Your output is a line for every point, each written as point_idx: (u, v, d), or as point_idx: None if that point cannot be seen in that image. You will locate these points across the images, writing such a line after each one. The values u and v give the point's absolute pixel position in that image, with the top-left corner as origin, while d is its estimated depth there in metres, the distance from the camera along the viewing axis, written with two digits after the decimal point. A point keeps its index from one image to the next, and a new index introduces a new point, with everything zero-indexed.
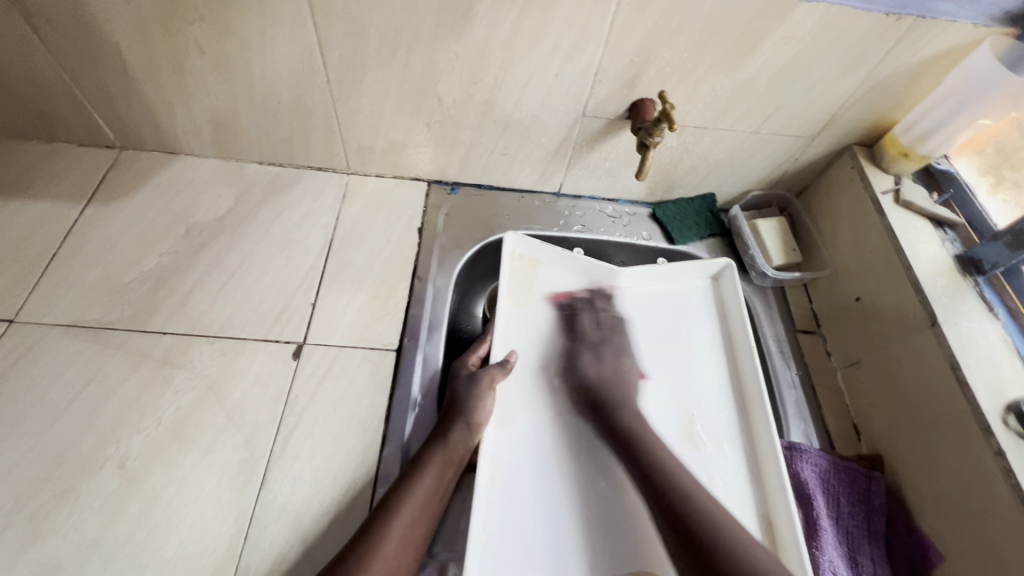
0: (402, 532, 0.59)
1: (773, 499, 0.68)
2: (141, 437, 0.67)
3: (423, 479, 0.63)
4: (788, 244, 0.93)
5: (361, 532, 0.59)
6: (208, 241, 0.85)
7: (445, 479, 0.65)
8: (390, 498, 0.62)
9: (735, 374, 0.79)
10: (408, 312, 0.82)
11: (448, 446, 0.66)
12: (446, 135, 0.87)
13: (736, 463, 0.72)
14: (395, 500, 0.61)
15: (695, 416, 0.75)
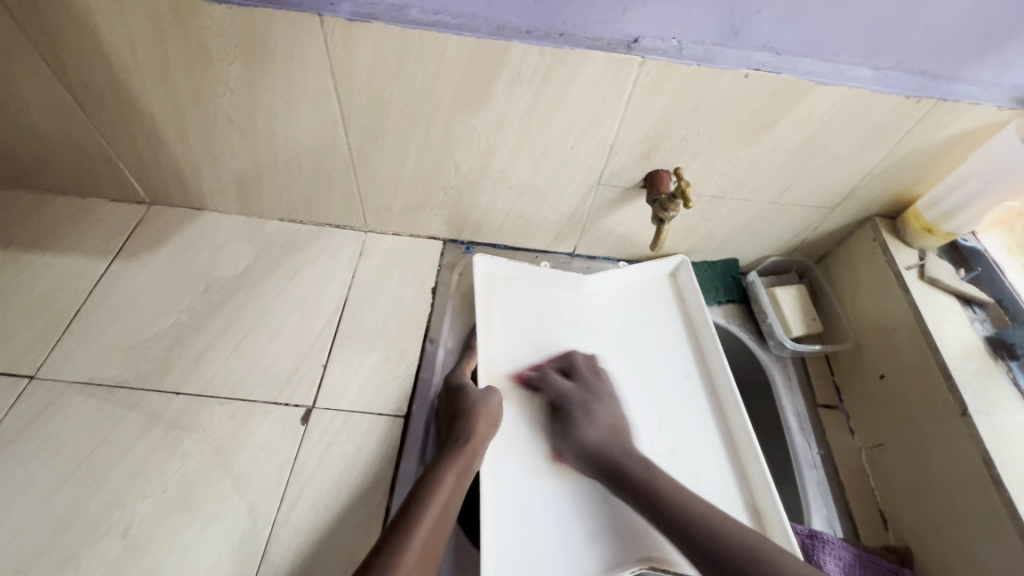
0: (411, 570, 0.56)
1: (777, 537, 0.70)
2: (146, 503, 0.67)
3: (431, 505, 0.61)
4: (808, 314, 0.91)
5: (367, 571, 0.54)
6: (226, 298, 0.86)
7: (452, 506, 0.63)
8: (396, 528, 0.59)
9: (712, 392, 0.84)
10: (418, 376, 0.82)
11: (457, 468, 0.66)
12: (462, 199, 0.88)
13: (721, 466, 0.77)
14: (410, 517, 0.60)
15: (665, 409, 0.82)
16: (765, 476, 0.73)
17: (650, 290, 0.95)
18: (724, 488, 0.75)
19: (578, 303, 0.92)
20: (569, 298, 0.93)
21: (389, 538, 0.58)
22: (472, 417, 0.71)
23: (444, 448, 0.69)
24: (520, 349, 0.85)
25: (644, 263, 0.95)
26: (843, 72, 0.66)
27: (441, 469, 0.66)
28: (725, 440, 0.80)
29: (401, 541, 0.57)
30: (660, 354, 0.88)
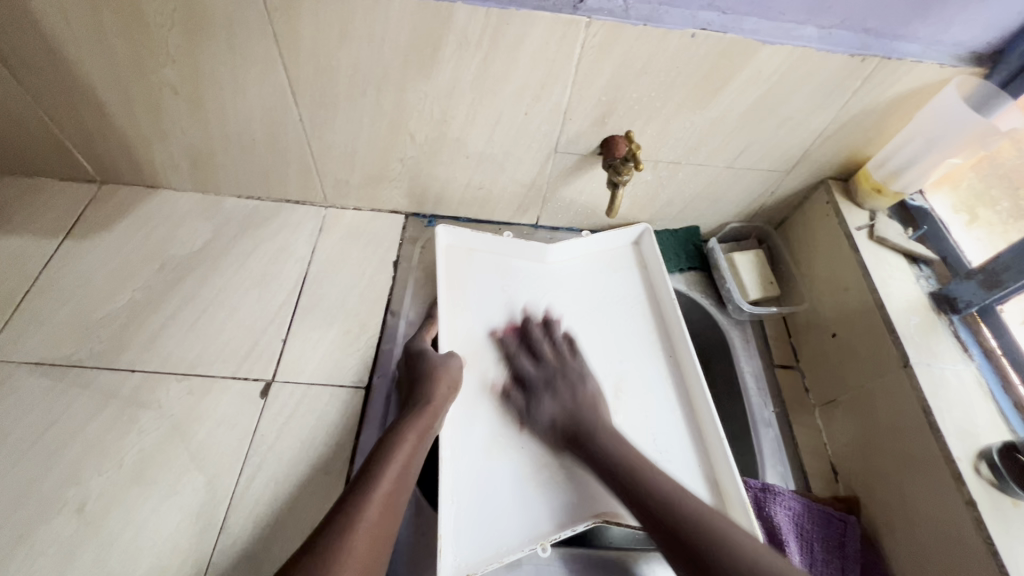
0: (371, 528, 0.56)
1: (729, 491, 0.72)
2: (102, 479, 0.66)
3: (391, 464, 0.62)
4: (765, 278, 0.92)
5: (323, 533, 0.54)
6: (183, 276, 0.85)
7: (412, 469, 0.63)
8: (354, 489, 0.59)
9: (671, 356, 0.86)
10: (379, 348, 0.82)
11: (418, 429, 0.66)
12: (421, 170, 0.88)
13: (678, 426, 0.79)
14: (370, 477, 0.60)
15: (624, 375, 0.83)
16: (718, 433, 0.75)
17: (613, 258, 0.96)
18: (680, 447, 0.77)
19: (540, 272, 0.93)
20: (531, 268, 0.93)
21: (347, 500, 0.58)
22: (432, 383, 0.71)
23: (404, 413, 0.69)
24: (482, 319, 0.85)
25: (606, 232, 0.95)
26: (789, 31, 0.66)
27: (400, 432, 0.66)
28: (682, 401, 0.81)
29: (358, 503, 0.57)
30: (620, 321, 0.89)
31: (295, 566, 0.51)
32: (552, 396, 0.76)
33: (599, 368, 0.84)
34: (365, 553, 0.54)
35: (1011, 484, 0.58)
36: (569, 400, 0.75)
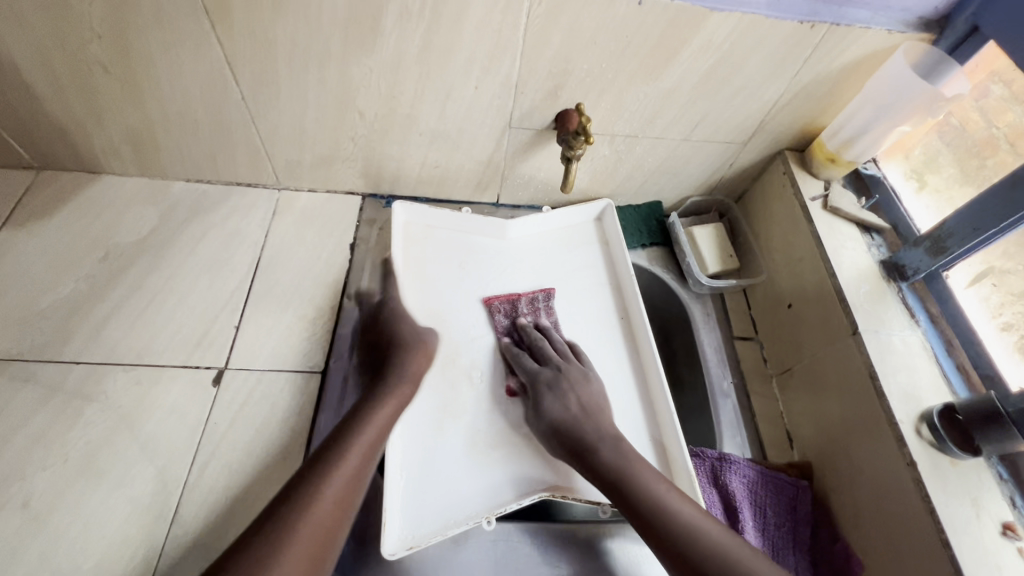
0: (350, 478, 0.58)
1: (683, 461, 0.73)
2: (46, 474, 0.65)
3: (372, 421, 0.64)
4: (725, 251, 0.92)
5: (297, 486, 0.56)
6: (129, 264, 0.82)
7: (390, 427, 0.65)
8: (330, 446, 0.60)
9: (630, 331, 0.86)
10: (335, 332, 0.80)
11: (398, 390, 0.69)
12: (373, 149, 0.85)
13: (635, 399, 0.79)
14: (351, 431, 0.62)
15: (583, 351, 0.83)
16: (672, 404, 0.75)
17: (574, 234, 0.95)
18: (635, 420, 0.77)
19: (500, 250, 0.92)
20: (491, 246, 0.92)
21: (322, 455, 0.59)
22: (412, 353, 0.73)
23: (382, 377, 0.70)
24: (440, 298, 0.84)
25: (567, 208, 0.95)
26: None
27: (381, 396, 0.67)
28: (639, 375, 0.82)
29: (333, 459, 0.59)
30: (578, 297, 0.89)
31: (268, 518, 0.53)
32: (554, 396, 0.72)
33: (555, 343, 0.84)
34: (342, 502, 0.56)
35: (949, 444, 0.60)
36: (573, 408, 0.71)
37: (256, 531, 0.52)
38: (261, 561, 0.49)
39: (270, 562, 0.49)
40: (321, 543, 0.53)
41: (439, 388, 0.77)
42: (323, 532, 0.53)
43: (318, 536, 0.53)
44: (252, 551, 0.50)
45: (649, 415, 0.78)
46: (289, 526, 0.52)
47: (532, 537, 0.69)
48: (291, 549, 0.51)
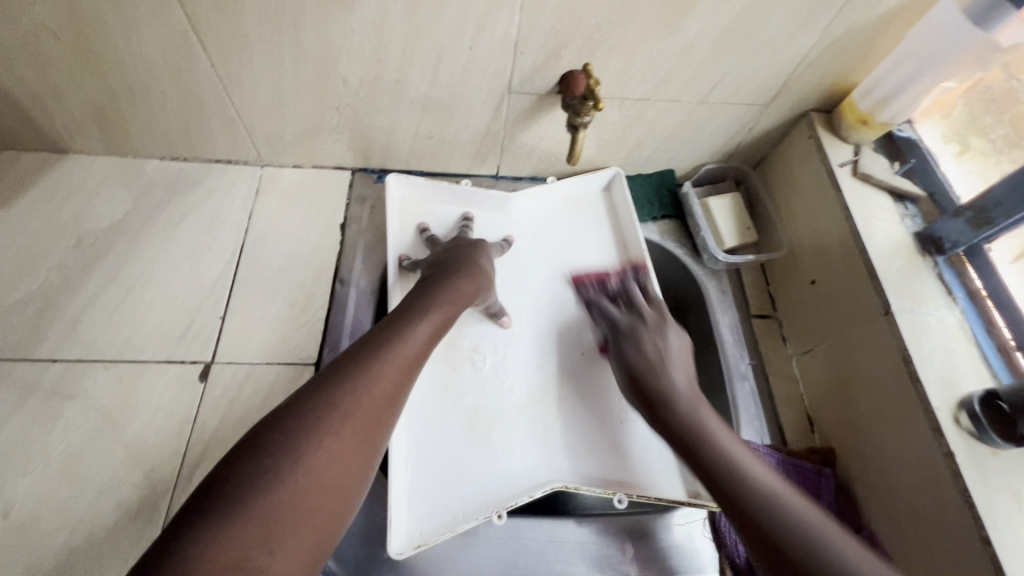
0: (375, 400, 0.47)
1: None
2: (27, 480, 0.61)
3: (406, 342, 0.53)
4: (743, 223, 0.86)
5: (295, 413, 0.44)
6: (103, 251, 0.76)
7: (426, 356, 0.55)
8: (341, 373, 0.48)
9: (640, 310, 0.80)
10: (328, 320, 0.75)
11: (438, 315, 0.58)
12: (361, 120, 0.78)
13: None
14: (380, 347, 0.51)
15: (592, 335, 0.78)
16: None
17: (581, 205, 0.89)
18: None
19: (502, 226, 0.86)
20: (493, 222, 0.86)
21: (331, 383, 0.47)
22: (450, 293, 0.62)
23: (411, 308, 0.58)
24: None
25: (572, 178, 0.88)
26: None
27: (407, 326, 0.55)
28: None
29: (345, 391, 0.46)
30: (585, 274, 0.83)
31: (254, 447, 0.41)
32: (632, 345, 0.65)
33: (562, 324, 0.78)
34: (362, 430, 0.45)
35: (990, 433, 0.56)
36: (638, 361, 0.63)
37: (242, 464, 0.40)
38: (250, 505, 0.37)
39: (261, 507, 0.38)
40: (329, 492, 0.41)
41: (442, 374, 0.72)
42: (333, 478, 0.42)
43: (325, 482, 0.41)
44: (237, 490, 0.38)
45: None
46: (288, 465, 0.40)
47: (542, 532, 0.65)
48: (290, 493, 0.39)
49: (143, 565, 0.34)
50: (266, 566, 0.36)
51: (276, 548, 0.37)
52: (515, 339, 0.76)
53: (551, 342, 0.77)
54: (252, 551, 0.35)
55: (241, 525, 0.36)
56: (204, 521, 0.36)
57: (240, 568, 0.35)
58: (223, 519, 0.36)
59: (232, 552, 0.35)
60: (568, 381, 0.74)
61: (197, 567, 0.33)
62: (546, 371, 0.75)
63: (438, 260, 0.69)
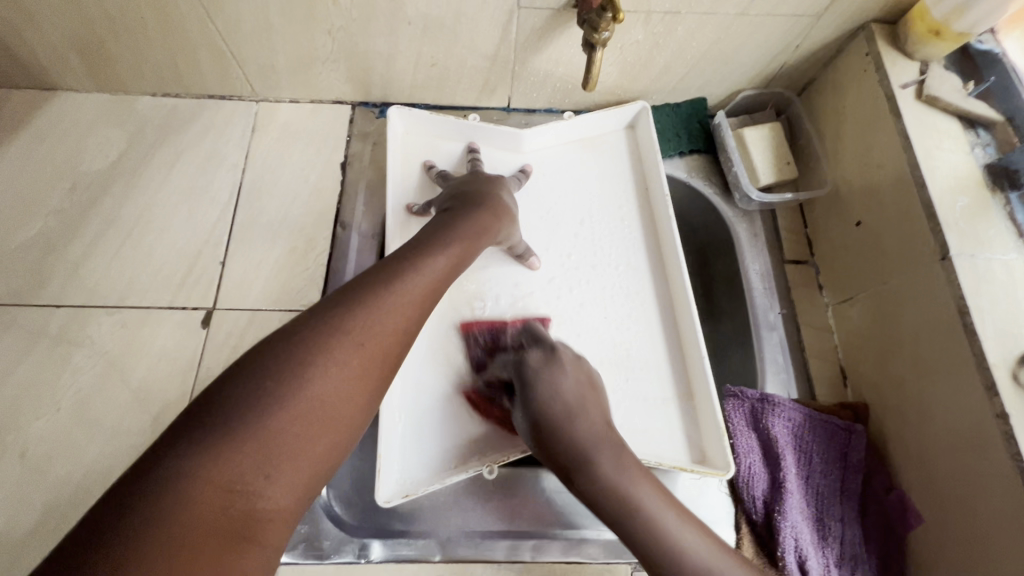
0: (381, 333, 0.43)
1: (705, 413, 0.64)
2: (42, 423, 0.62)
3: (420, 274, 0.48)
4: (782, 157, 0.77)
5: (296, 339, 0.40)
6: (100, 194, 0.74)
7: (444, 286, 0.50)
8: (349, 300, 0.43)
9: (656, 257, 0.74)
10: (330, 266, 0.72)
11: (460, 244, 0.53)
12: (356, 46, 0.71)
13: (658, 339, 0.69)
14: (392, 275, 0.46)
15: (606, 282, 0.73)
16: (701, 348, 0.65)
17: (600, 142, 0.82)
18: (659, 362, 0.68)
19: (513, 164, 0.80)
20: (504, 159, 0.80)
21: (338, 309, 0.42)
22: (474, 224, 0.56)
23: (432, 236, 0.52)
24: None
25: (593, 114, 0.79)
26: None
27: (427, 254, 0.50)
28: (666, 309, 0.71)
29: (354, 321, 0.42)
30: (602, 218, 0.77)
31: (252, 368, 0.38)
32: (552, 381, 0.52)
33: (571, 274, 0.73)
34: (364, 366, 0.41)
35: None
36: (556, 404, 0.51)
37: (237, 385, 0.37)
38: (244, 431, 0.35)
39: (255, 434, 0.36)
40: (328, 425, 0.39)
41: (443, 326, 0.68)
42: (334, 409, 0.39)
43: (326, 415, 0.39)
44: (230, 412, 0.36)
45: (671, 355, 0.68)
46: (286, 394, 0.38)
47: (549, 485, 0.63)
48: (287, 422, 0.37)
49: (134, 476, 0.33)
50: (261, 492, 0.35)
51: (272, 475, 0.36)
52: (524, 288, 0.72)
53: (558, 293, 0.72)
54: (245, 477, 0.35)
55: (236, 449, 0.35)
56: (196, 440, 0.34)
57: (234, 491, 0.34)
58: (215, 442, 0.34)
59: (225, 477, 0.34)
60: (573, 335, 0.69)
61: (189, 487, 0.33)
62: (552, 322, 0.70)
63: (460, 192, 0.62)
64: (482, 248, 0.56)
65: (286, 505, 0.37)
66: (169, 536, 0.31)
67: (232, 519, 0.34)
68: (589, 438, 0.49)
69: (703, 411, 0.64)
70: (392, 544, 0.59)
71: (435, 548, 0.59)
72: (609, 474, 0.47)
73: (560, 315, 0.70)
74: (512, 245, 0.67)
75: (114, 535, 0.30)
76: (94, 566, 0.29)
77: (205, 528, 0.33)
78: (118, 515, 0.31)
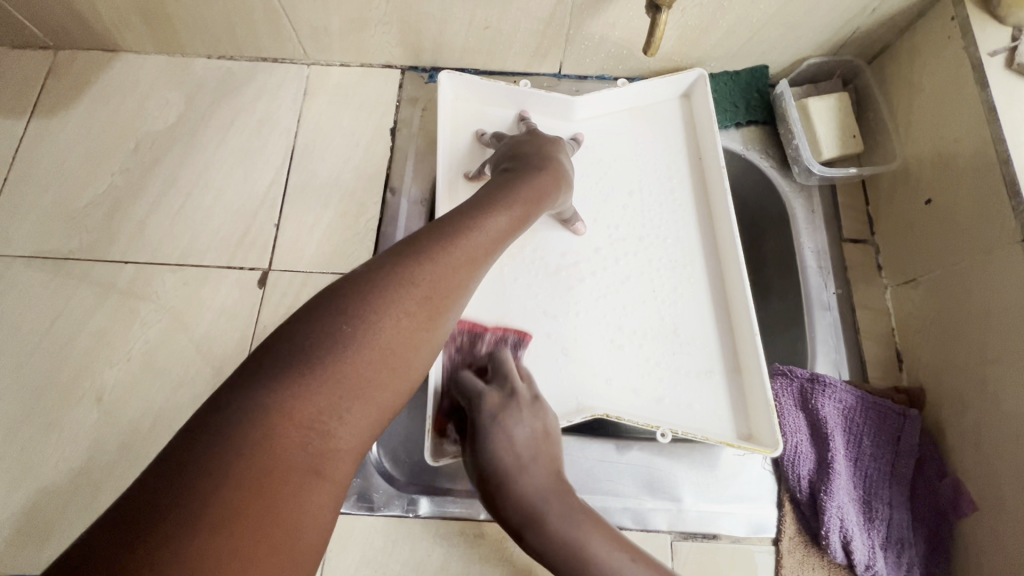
0: (443, 284, 0.44)
1: (752, 390, 0.63)
2: (114, 371, 0.66)
3: (480, 230, 0.49)
4: (847, 130, 0.73)
5: (367, 285, 0.41)
6: (161, 155, 0.76)
7: (500, 246, 0.51)
8: (416, 251, 0.44)
9: (709, 232, 0.73)
10: (380, 231, 0.73)
11: (519, 205, 0.53)
12: (409, 8, 0.70)
13: (709, 313, 0.68)
14: (453, 230, 0.47)
15: (656, 255, 0.72)
16: (752, 325, 0.64)
17: (652, 109, 0.79)
18: (707, 338, 0.67)
19: (563, 132, 0.78)
20: (554, 127, 0.79)
21: (406, 260, 0.43)
22: (534, 186, 0.56)
23: (491, 197, 0.53)
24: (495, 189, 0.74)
25: (645, 81, 0.77)
26: None
27: (487, 214, 0.50)
28: (716, 286, 0.69)
29: (422, 273, 0.43)
30: (653, 189, 0.75)
31: (325, 311, 0.39)
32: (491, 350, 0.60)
33: (618, 246, 0.72)
34: (426, 317, 0.42)
35: None
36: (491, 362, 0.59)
37: (312, 326, 0.38)
38: (321, 370, 0.36)
39: (330, 374, 0.37)
40: (394, 372, 0.40)
41: (490, 293, 0.69)
42: (399, 356, 0.40)
43: (391, 361, 0.40)
44: (307, 351, 0.37)
45: (721, 331, 0.67)
46: (358, 337, 0.38)
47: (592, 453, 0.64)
48: (359, 365, 0.38)
49: (219, 406, 0.34)
50: (334, 431, 0.36)
51: (345, 416, 0.37)
52: (572, 258, 0.71)
53: (604, 265, 0.71)
54: (321, 415, 0.36)
55: (314, 388, 0.36)
56: (277, 376, 0.35)
57: (311, 428, 0.35)
58: (294, 378, 0.36)
59: (303, 413, 0.35)
60: (618, 308, 0.69)
61: (272, 419, 0.34)
62: (601, 292, 0.70)
63: (519, 153, 0.61)
64: (539, 211, 0.56)
65: (354, 449, 0.38)
66: (254, 467, 0.32)
67: (308, 455, 0.35)
68: (539, 495, 0.46)
69: (751, 390, 0.63)
70: (437, 500, 0.61)
71: (478, 507, 0.61)
72: (559, 529, 0.45)
73: (610, 285, 0.70)
74: (562, 210, 0.66)
75: (204, 460, 0.31)
76: (188, 488, 0.30)
77: (285, 462, 0.33)
78: (207, 443, 0.32)
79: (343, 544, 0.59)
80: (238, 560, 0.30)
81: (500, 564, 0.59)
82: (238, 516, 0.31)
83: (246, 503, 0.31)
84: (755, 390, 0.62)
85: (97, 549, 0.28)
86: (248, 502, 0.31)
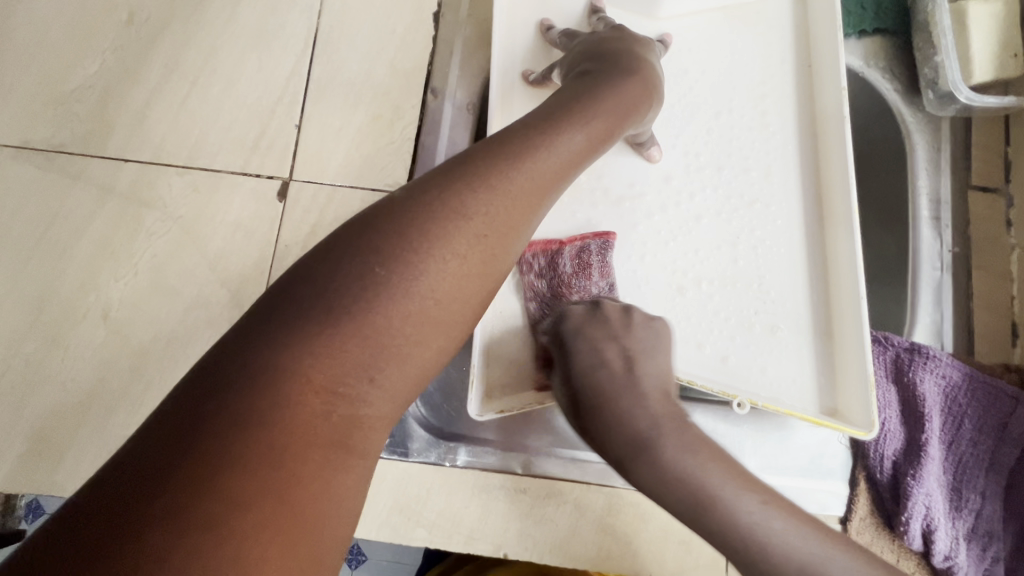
0: (501, 218, 0.32)
1: (841, 356, 0.55)
2: (121, 285, 0.59)
3: (551, 146, 0.36)
4: (1008, 46, 0.58)
5: (406, 213, 0.30)
6: (159, 31, 0.64)
7: (576, 170, 0.38)
8: (468, 171, 0.32)
9: (809, 164, 0.60)
10: (419, 142, 0.62)
11: (602, 120, 0.40)
12: None
13: (799, 263, 0.58)
14: (518, 144, 0.35)
15: (745, 189, 0.60)
16: (857, 284, 0.54)
17: (759, 5, 0.64)
18: (796, 290, 0.58)
19: (643, 32, 0.64)
20: (635, 25, 0.64)
21: (455, 181, 0.32)
22: (622, 97, 0.42)
23: (566, 105, 0.39)
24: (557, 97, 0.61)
25: None
26: None
27: (561, 128, 0.37)
28: (812, 236, 0.59)
29: (475, 202, 0.31)
30: (747, 108, 0.62)
31: (356, 243, 0.29)
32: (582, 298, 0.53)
33: (695, 177, 0.61)
34: (482, 259, 0.31)
35: None
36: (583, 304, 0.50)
37: (336, 262, 0.29)
38: (346, 324, 0.28)
39: (356, 328, 0.28)
40: (443, 328, 0.30)
41: (546, 230, 0.60)
42: (452, 308, 0.30)
43: (440, 313, 0.30)
44: (331, 296, 0.28)
45: (810, 284, 0.58)
46: (395, 282, 0.29)
47: None
48: (396, 319, 0.29)
49: (229, 359, 0.27)
50: (365, 397, 0.28)
51: (378, 378, 0.28)
52: (643, 189, 0.61)
53: (676, 201, 0.60)
54: (348, 377, 0.27)
55: (339, 344, 0.28)
56: (289, 327, 0.27)
57: (334, 394, 0.27)
58: (313, 330, 0.27)
59: (327, 376, 0.27)
60: (690, 252, 0.59)
61: (284, 384, 0.26)
62: (677, 228, 0.60)
63: (603, 53, 0.48)
64: (623, 128, 0.43)
65: (390, 416, 0.30)
66: (260, 442, 0.25)
67: (333, 429, 0.27)
68: (645, 421, 0.38)
69: (841, 357, 0.55)
70: (475, 450, 0.57)
71: (520, 461, 0.56)
72: (672, 461, 0.37)
73: (687, 222, 0.60)
74: (642, 131, 0.55)
75: (199, 432, 0.25)
76: (177, 470, 0.24)
77: (304, 437, 0.26)
78: (211, 406, 0.25)
79: (375, 488, 0.55)
80: (245, 557, 0.24)
81: (542, 522, 0.54)
82: (249, 508, 0.24)
83: (249, 488, 0.24)
84: (847, 360, 0.54)
85: (69, 541, 0.23)
86: (255, 489, 0.24)
